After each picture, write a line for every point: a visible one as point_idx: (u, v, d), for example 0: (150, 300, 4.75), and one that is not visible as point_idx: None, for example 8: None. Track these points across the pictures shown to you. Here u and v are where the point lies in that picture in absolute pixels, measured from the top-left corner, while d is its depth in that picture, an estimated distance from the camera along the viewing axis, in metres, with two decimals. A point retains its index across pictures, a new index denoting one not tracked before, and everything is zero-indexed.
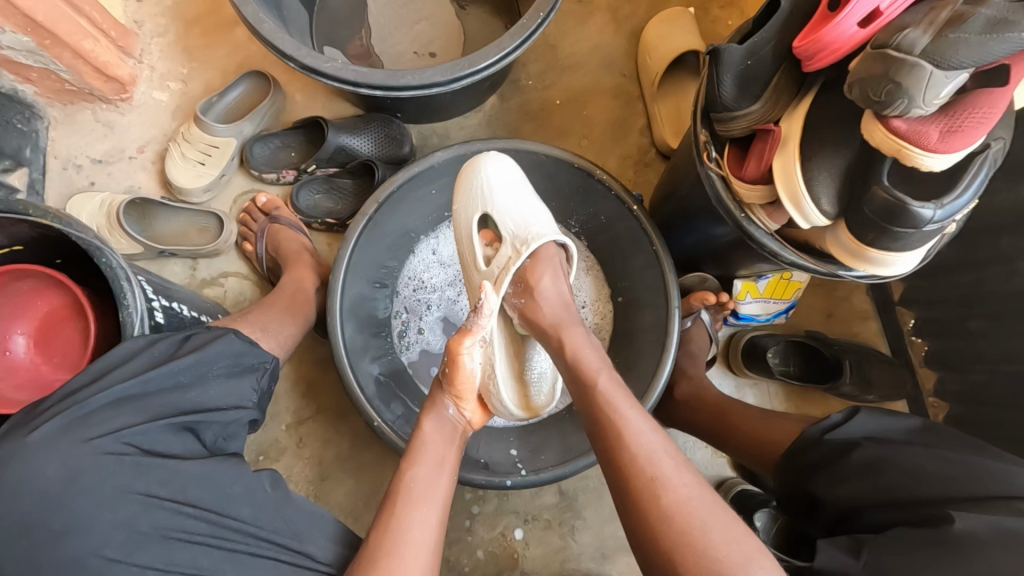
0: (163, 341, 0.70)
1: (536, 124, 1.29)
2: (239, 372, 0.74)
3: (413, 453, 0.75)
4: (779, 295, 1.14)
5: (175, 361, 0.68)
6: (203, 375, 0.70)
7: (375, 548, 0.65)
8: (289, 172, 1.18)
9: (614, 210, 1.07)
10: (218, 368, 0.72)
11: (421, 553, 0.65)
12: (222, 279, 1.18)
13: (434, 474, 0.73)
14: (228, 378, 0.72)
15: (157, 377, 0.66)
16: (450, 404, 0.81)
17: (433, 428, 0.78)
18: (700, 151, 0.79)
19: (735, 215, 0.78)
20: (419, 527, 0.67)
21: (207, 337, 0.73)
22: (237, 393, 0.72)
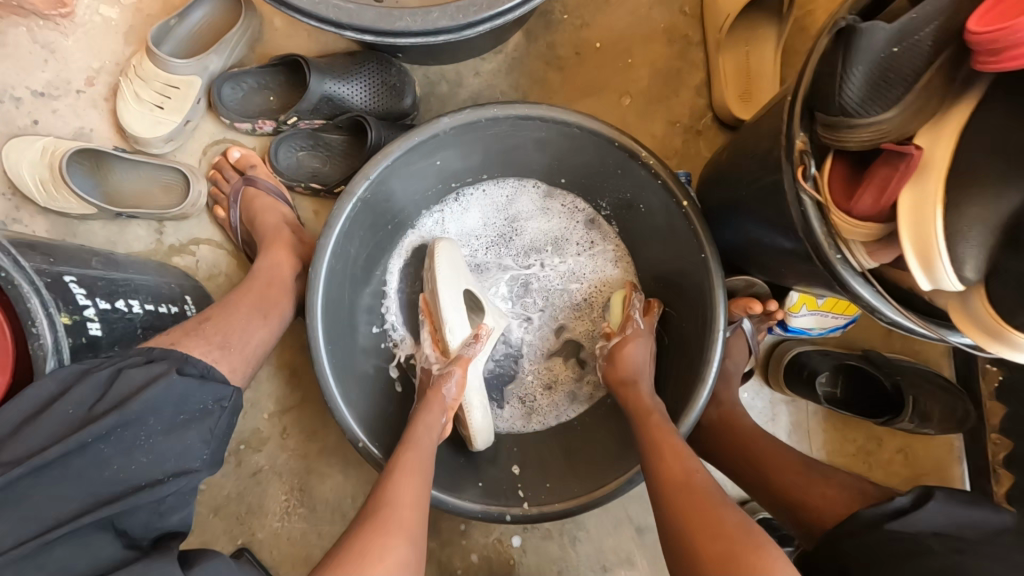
0: (76, 388, 0.53)
1: (570, 74, 1.04)
2: (182, 424, 0.55)
3: (405, 441, 0.75)
4: (841, 309, 0.97)
5: (87, 428, 0.51)
6: (132, 439, 0.52)
7: (373, 509, 0.65)
8: (266, 123, 0.98)
9: (659, 200, 0.86)
10: (153, 422, 0.54)
11: (408, 516, 0.65)
12: (193, 247, 1.02)
13: (423, 461, 0.73)
14: (164, 436, 0.54)
15: (66, 448, 0.49)
16: (443, 415, 0.82)
17: (427, 418, 0.80)
18: (794, 165, 0.57)
19: (826, 255, 0.58)
20: (402, 491, 0.67)
21: (140, 379, 0.54)
22: (185, 452, 0.55)
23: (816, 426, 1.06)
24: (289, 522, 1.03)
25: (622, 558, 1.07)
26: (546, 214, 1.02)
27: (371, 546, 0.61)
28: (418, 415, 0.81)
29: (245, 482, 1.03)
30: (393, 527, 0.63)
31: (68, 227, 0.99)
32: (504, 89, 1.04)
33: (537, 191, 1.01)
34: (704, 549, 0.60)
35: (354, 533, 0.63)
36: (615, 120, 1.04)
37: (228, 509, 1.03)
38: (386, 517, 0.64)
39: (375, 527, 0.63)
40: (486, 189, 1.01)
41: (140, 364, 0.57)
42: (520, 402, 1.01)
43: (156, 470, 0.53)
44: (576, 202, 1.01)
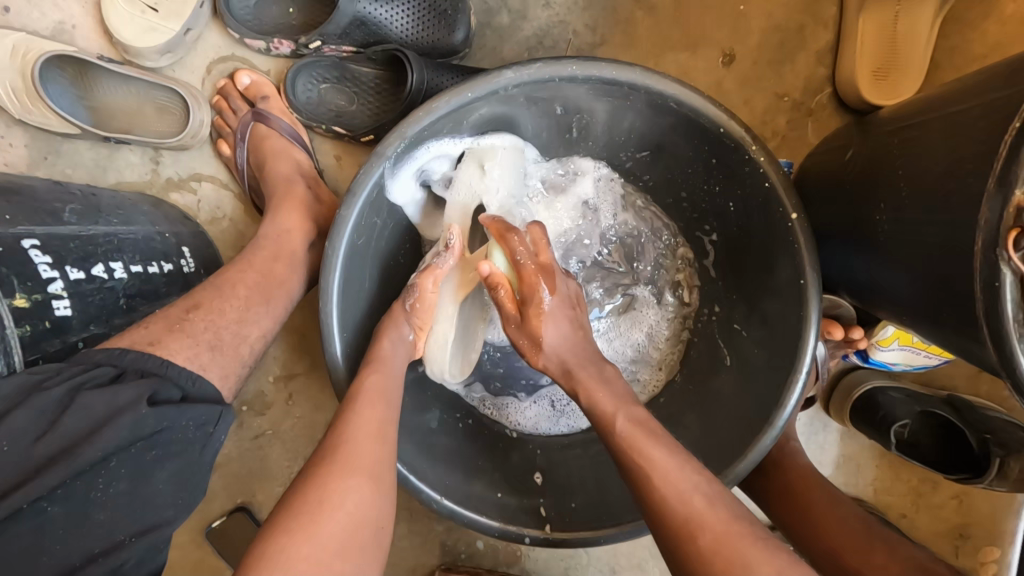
0: (13, 420, 0.43)
1: (662, 18, 0.84)
2: (154, 463, 0.47)
3: (369, 363, 0.64)
4: (938, 350, 0.83)
5: (27, 485, 0.41)
6: (86, 491, 0.44)
7: (328, 447, 0.53)
8: (283, 44, 0.80)
9: (759, 204, 0.69)
10: (118, 465, 0.45)
11: (372, 441, 0.55)
12: (194, 184, 0.88)
13: (388, 389, 0.62)
14: (131, 480, 0.46)
15: (10, 507, 0.41)
16: (409, 330, 0.72)
17: (395, 343, 0.69)
18: (1004, 225, 0.41)
19: (1008, 349, 0.43)
20: (368, 414, 0.57)
21: (101, 411, 0.45)
22: (155, 498, 0.47)
23: (869, 461, 0.96)
24: None
25: (633, 565, 1.02)
26: (625, 199, 0.85)
27: (321, 496, 0.49)
28: (381, 335, 0.69)
29: (246, 445, 0.97)
30: (352, 469, 0.52)
31: (50, 144, 0.84)
32: (578, 29, 0.84)
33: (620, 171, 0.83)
34: (670, 517, 0.51)
35: (307, 475, 0.51)
36: (709, 84, 0.85)
37: (229, 469, 0.97)
38: (341, 452, 0.53)
39: (329, 471, 0.51)
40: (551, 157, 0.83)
41: (103, 384, 0.47)
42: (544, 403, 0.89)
43: (120, 525, 0.45)
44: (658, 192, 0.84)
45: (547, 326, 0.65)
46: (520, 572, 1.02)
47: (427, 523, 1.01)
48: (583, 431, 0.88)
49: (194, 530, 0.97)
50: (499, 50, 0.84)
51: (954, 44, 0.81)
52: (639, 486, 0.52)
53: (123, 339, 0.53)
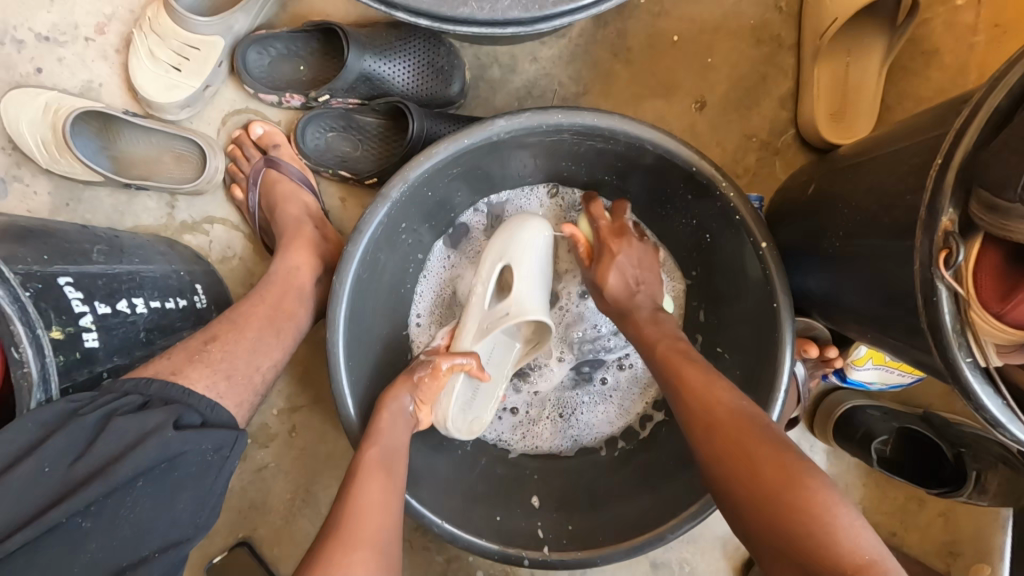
0: (52, 444, 0.47)
1: (640, 69, 0.93)
2: (176, 484, 0.50)
3: (368, 436, 0.67)
4: (909, 368, 0.88)
5: (65, 503, 0.45)
6: (114, 510, 0.47)
7: (334, 524, 0.56)
8: (294, 98, 0.88)
9: (732, 234, 0.76)
10: (144, 485, 0.49)
11: (373, 514, 0.58)
12: (206, 226, 0.93)
13: (388, 463, 0.65)
14: (156, 498, 0.49)
15: (47, 524, 0.45)
16: (410, 401, 0.74)
17: (392, 416, 0.71)
18: (935, 245, 0.47)
19: (951, 357, 0.48)
20: (366, 492, 0.60)
21: (132, 435, 0.49)
22: (176, 517, 0.50)
23: (856, 480, 0.99)
24: (292, 522, 0.99)
25: None
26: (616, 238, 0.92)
27: (332, 565, 0.52)
28: (387, 400, 0.72)
29: (249, 478, 0.99)
30: (359, 543, 0.55)
31: (72, 191, 0.90)
32: (564, 80, 0.93)
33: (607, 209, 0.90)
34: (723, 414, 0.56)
35: (318, 550, 0.54)
36: (684, 128, 0.93)
37: (231, 503, 0.98)
38: (336, 535, 0.55)
39: (343, 544, 0.54)
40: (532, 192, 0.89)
41: (132, 411, 0.51)
42: (520, 413, 0.93)
43: (145, 540, 0.49)
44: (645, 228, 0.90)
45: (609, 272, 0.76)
46: None
47: (428, 554, 1.02)
48: (580, 454, 0.91)
49: (195, 566, 0.98)
50: (491, 100, 0.92)
51: (902, 89, 0.90)
52: (700, 410, 0.58)
53: (147, 370, 0.58)
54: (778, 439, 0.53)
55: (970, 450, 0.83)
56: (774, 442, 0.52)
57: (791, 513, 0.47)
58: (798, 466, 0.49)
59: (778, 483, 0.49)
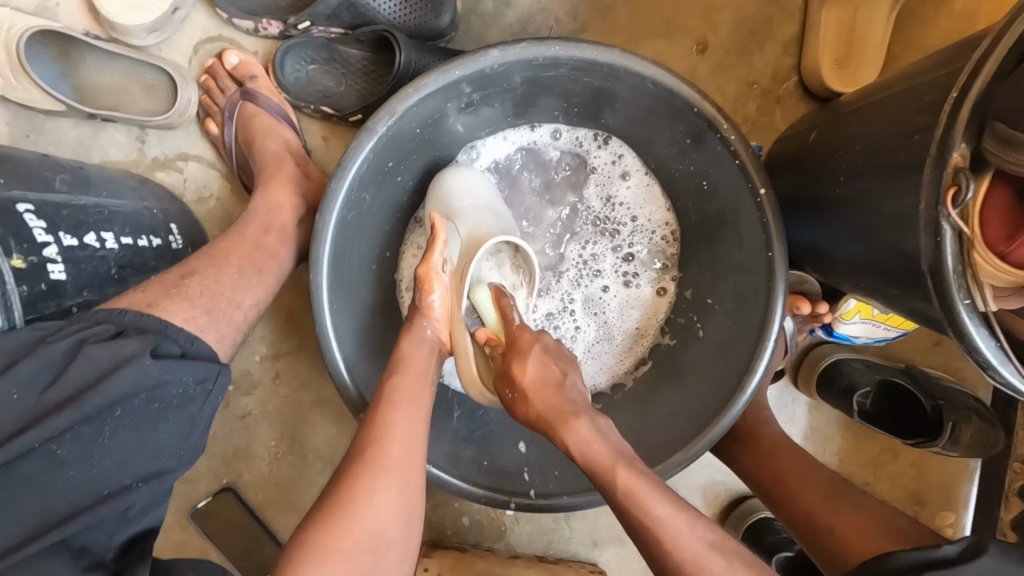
0: (20, 371, 0.45)
1: (640, 7, 0.88)
2: (158, 413, 0.49)
3: (393, 365, 0.66)
4: (896, 323, 0.88)
5: (39, 426, 0.43)
6: (93, 438, 0.45)
7: (362, 444, 0.58)
8: (271, 24, 0.82)
9: (729, 182, 0.74)
10: (124, 413, 0.47)
11: (409, 449, 0.58)
12: (181, 163, 0.88)
13: (421, 389, 0.64)
14: (136, 427, 0.48)
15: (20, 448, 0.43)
16: (427, 326, 0.70)
17: (413, 346, 0.68)
18: (943, 181, 0.45)
19: (948, 299, 0.48)
20: (402, 425, 0.60)
21: (106, 363, 0.46)
22: (156, 450, 0.49)
23: (834, 431, 1.02)
24: (277, 468, 0.99)
25: (615, 538, 1.05)
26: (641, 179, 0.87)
27: (355, 486, 0.54)
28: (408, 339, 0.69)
29: (232, 425, 0.98)
30: (383, 466, 0.56)
31: (33, 121, 0.84)
32: (560, 17, 0.88)
33: (595, 143, 0.86)
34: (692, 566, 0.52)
35: (343, 472, 0.56)
36: (684, 71, 0.89)
37: (214, 449, 0.97)
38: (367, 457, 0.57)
39: (365, 468, 0.56)
40: (508, 137, 0.87)
41: (106, 340, 0.49)
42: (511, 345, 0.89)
43: (127, 468, 0.47)
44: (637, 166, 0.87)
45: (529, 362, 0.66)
46: (505, 546, 1.05)
47: None
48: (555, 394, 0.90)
49: (177, 511, 0.98)
50: (484, 35, 0.87)
51: (909, 37, 0.87)
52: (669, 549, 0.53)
53: (120, 303, 0.55)
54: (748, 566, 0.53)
55: (948, 401, 0.86)
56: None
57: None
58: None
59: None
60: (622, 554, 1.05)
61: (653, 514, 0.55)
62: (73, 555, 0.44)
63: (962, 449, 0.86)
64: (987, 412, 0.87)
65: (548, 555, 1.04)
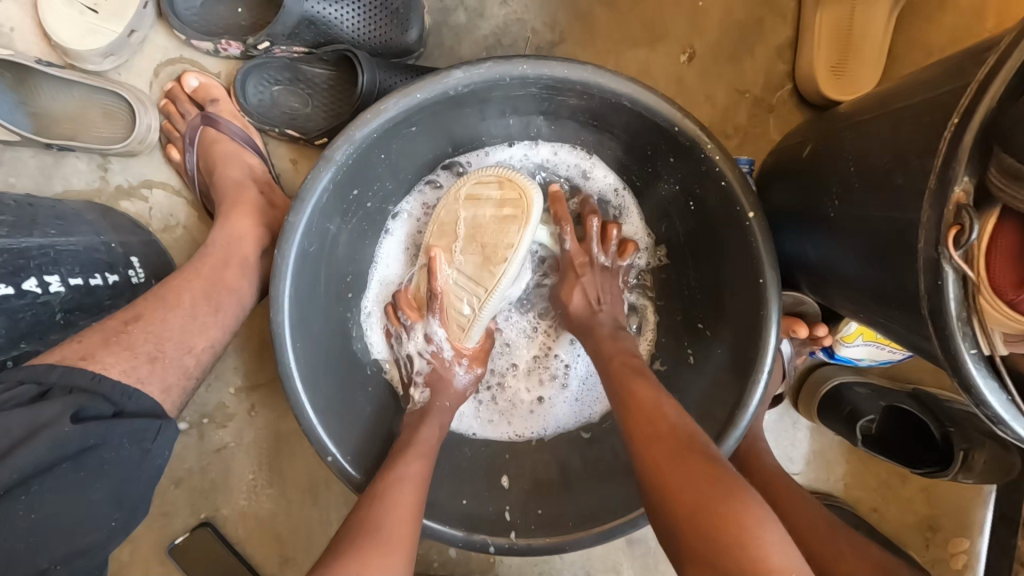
0: None
1: (622, 15, 0.83)
2: (85, 480, 0.46)
3: (407, 443, 0.68)
4: (901, 345, 0.83)
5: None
6: (7, 514, 0.43)
7: (367, 519, 0.57)
8: (231, 45, 0.78)
9: (717, 204, 0.69)
10: (43, 485, 0.44)
11: (409, 522, 0.58)
12: (145, 191, 0.85)
13: (428, 472, 0.65)
14: (58, 499, 0.45)
15: None
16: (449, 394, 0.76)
17: (429, 429, 0.70)
18: (943, 219, 0.40)
19: (952, 349, 0.43)
20: (409, 498, 0.60)
21: (20, 431, 0.44)
22: (88, 518, 0.46)
23: (838, 456, 0.96)
24: (255, 501, 0.95)
25: (608, 568, 1.01)
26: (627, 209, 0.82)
27: (358, 558, 0.52)
28: (415, 427, 0.71)
29: (207, 458, 0.95)
30: (392, 537, 0.55)
31: None
32: (537, 27, 0.83)
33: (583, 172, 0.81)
34: (681, 454, 0.51)
35: (344, 548, 0.54)
36: (671, 81, 0.84)
37: (190, 482, 0.95)
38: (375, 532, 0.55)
39: (366, 542, 0.54)
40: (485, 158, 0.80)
41: (26, 402, 0.46)
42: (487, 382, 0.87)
43: (48, 545, 0.44)
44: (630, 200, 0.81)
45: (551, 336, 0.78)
46: None
47: None
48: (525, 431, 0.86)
49: (154, 545, 0.95)
50: (456, 49, 0.83)
51: (912, 39, 0.81)
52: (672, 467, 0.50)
53: (52, 357, 0.51)
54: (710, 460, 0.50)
55: (959, 426, 0.81)
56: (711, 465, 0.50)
57: (735, 551, 0.43)
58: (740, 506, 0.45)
59: (712, 508, 0.45)
60: None
61: (660, 416, 0.56)
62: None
63: (974, 477, 0.80)
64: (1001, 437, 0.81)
65: None
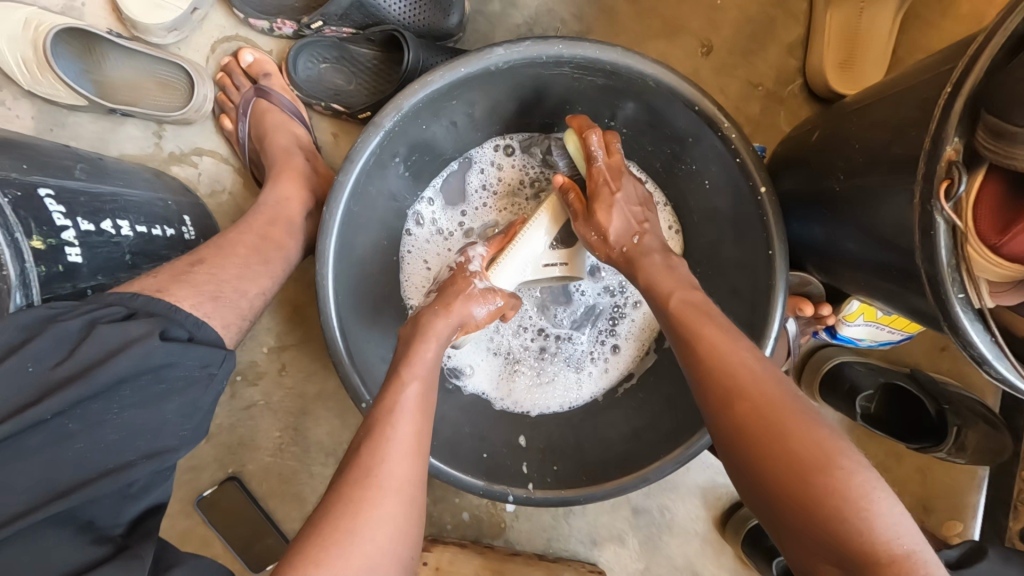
0: (33, 346, 0.47)
1: (646, 10, 0.90)
2: (162, 394, 0.51)
3: (404, 363, 0.63)
4: (899, 325, 0.88)
5: (46, 401, 0.45)
6: (101, 412, 0.48)
7: (361, 462, 0.53)
8: (285, 24, 0.85)
9: (730, 182, 0.74)
10: (129, 392, 0.50)
11: (406, 459, 0.54)
12: (195, 158, 0.91)
13: (427, 397, 0.61)
14: (140, 407, 0.50)
15: (32, 419, 0.45)
16: (452, 331, 0.69)
17: (433, 352, 0.65)
18: (936, 175, 0.46)
19: (944, 294, 0.48)
20: (403, 438, 0.56)
21: (113, 341, 0.49)
22: (161, 426, 0.51)
23: None
24: (280, 459, 1.00)
25: (614, 538, 1.05)
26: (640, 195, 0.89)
27: (354, 506, 0.50)
28: (414, 343, 0.65)
29: (237, 415, 1.00)
30: (390, 487, 0.52)
31: (56, 116, 0.87)
32: (566, 17, 0.89)
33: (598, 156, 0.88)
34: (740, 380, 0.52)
35: (339, 491, 0.52)
36: (688, 73, 0.90)
37: (219, 439, 0.99)
38: (369, 478, 0.52)
39: (360, 486, 0.51)
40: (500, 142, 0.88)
41: (117, 319, 0.51)
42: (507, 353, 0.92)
43: (132, 445, 0.49)
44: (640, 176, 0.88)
45: (611, 214, 0.71)
46: (504, 542, 1.05)
47: None
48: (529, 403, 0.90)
49: (183, 498, 0.99)
50: (490, 36, 0.89)
51: (915, 40, 0.87)
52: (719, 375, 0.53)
53: (131, 287, 0.57)
54: (783, 387, 0.51)
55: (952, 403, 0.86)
56: (778, 393, 0.51)
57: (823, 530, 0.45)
58: (827, 449, 0.47)
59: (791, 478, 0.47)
60: (621, 554, 1.05)
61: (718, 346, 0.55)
62: (79, 528, 0.45)
63: (968, 454, 0.84)
64: (992, 417, 0.86)
65: (547, 553, 1.04)
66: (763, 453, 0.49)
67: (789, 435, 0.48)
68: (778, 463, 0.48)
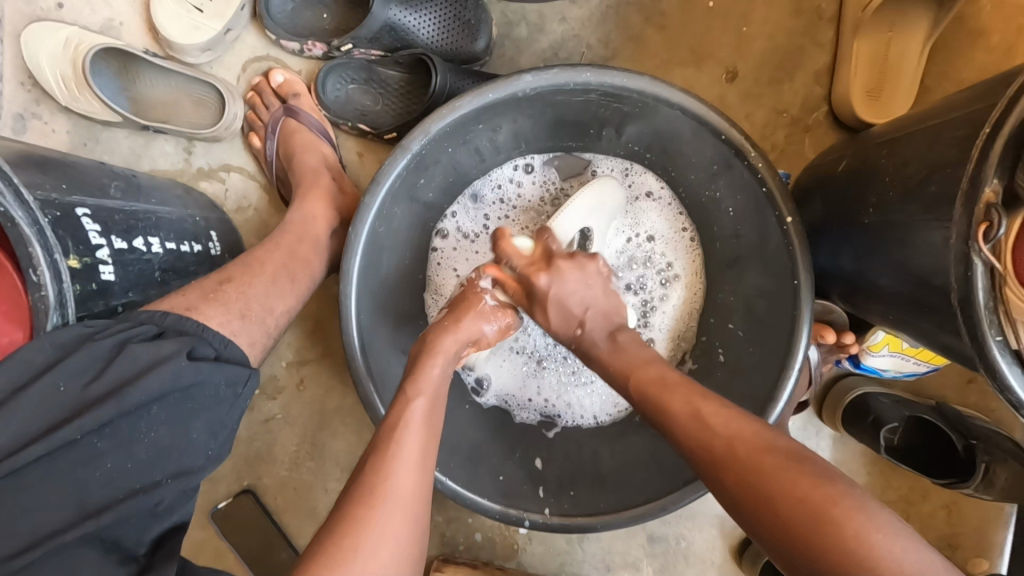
0: (68, 364, 0.48)
1: (672, 36, 0.90)
2: (190, 413, 0.52)
3: (411, 377, 0.64)
4: (926, 357, 0.87)
5: (77, 422, 0.46)
6: (128, 433, 0.49)
7: (368, 476, 0.53)
8: (316, 46, 0.87)
9: (755, 209, 0.74)
10: (159, 411, 0.50)
11: (411, 474, 0.54)
12: (223, 174, 0.92)
13: (434, 413, 0.61)
14: (168, 427, 0.51)
15: (64, 438, 0.46)
16: (462, 348, 0.69)
17: (443, 372, 0.65)
18: (976, 215, 0.45)
19: (982, 335, 0.47)
20: (410, 457, 0.56)
21: (145, 361, 0.50)
22: (187, 446, 0.51)
23: (860, 466, 0.99)
24: (296, 473, 1.00)
25: (628, 565, 1.03)
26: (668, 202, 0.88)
27: (360, 524, 0.50)
28: (423, 361, 0.65)
29: (255, 428, 1.00)
30: (398, 507, 0.52)
31: (91, 131, 0.89)
32: (592, 43, 0.90)
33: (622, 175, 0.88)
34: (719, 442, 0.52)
35: (344, 507, 0.52)
36: (713, 98, 0.90)
37: (236, 452, 0.99)
38: (375, 495, 0.52)
39: (366, 504, 0.51)
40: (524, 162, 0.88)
41: (148, 340, 0.52)
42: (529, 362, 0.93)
43: (159, 464, 0.50)
44: (658, 183, 0.88)
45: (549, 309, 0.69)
46: (517, 565, 1.04)
47: None
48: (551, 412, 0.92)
49: (199, 510, 1.00)
50: (516, 59, 0.90)
51: (944, 70, 0.86)
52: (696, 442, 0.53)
53: (161, 305, 0.58)
54: (795, 458, 0.48)
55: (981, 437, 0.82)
56: (793, 466, 0.48)
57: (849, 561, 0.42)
58: (824, 488, 0.46)
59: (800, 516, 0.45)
60: None
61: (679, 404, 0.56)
62: (104, 548, 0.45)
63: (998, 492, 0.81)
64: None
65: None
66: (796, 549, 0.45)
67: (792, 488, 0.46)
68: (783, 511, 0.46)
